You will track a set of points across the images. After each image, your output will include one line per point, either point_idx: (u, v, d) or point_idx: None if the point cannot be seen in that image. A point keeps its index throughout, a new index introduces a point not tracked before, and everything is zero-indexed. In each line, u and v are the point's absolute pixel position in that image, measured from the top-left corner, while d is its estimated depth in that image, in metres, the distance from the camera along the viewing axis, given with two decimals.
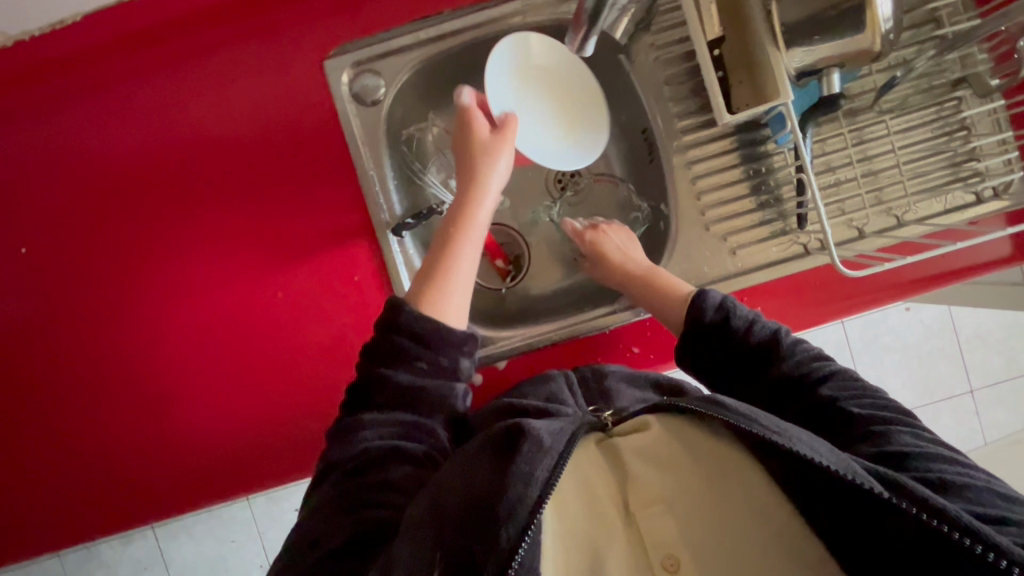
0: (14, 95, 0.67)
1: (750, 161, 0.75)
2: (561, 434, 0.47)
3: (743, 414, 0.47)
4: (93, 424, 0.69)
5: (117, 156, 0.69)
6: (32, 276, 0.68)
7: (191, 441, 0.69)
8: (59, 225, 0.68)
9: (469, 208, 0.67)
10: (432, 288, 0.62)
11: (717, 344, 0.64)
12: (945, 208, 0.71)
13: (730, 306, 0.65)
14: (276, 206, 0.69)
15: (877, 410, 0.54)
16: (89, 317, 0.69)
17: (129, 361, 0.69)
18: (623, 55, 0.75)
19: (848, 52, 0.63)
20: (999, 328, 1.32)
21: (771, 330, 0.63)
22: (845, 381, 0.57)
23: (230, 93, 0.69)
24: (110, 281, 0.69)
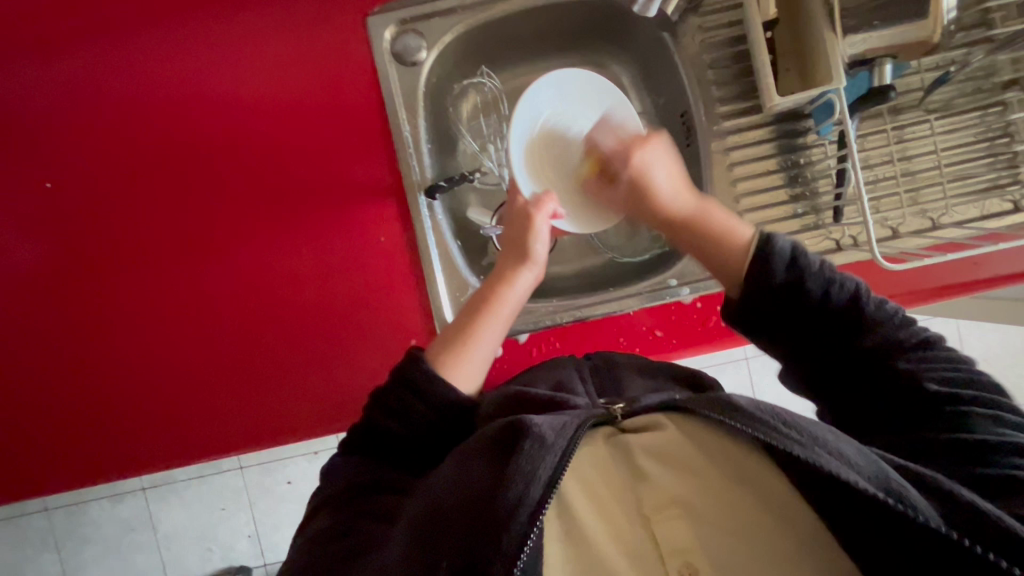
0: (88, 27, 0.74)
1: (789, 152, 0.75)
2: (564, 429, 0.49)
3: (766, 423, 0.45)
4: (138, 337, 0.76)
5: (181, 91, 0.75)
6: (89, 198, 0.75)
7: (222, 362, 0.76)
8: (125, 151, 0.75)
9: (504, 283, 0.69)
10: (453, 352, 0.65)
11: (787, 309, 0.55)
12: (982, 213, 0.71)
13: (807, 260, 0.54)
14: (319, 154, 0.75)
15: (961, 389, 0.51)
16: (143, 240, 0.76)
17: (171, 285, 0.76)
18: (668, 33, 0.76)
19: (904, 41, 0.59)
20: (1008, 355, 1.48)
21: (852, 285, 0.54)
22: (933, 348, 0.53)
23: (284, 44, 0.74)
24: (167, 209, 0.76)
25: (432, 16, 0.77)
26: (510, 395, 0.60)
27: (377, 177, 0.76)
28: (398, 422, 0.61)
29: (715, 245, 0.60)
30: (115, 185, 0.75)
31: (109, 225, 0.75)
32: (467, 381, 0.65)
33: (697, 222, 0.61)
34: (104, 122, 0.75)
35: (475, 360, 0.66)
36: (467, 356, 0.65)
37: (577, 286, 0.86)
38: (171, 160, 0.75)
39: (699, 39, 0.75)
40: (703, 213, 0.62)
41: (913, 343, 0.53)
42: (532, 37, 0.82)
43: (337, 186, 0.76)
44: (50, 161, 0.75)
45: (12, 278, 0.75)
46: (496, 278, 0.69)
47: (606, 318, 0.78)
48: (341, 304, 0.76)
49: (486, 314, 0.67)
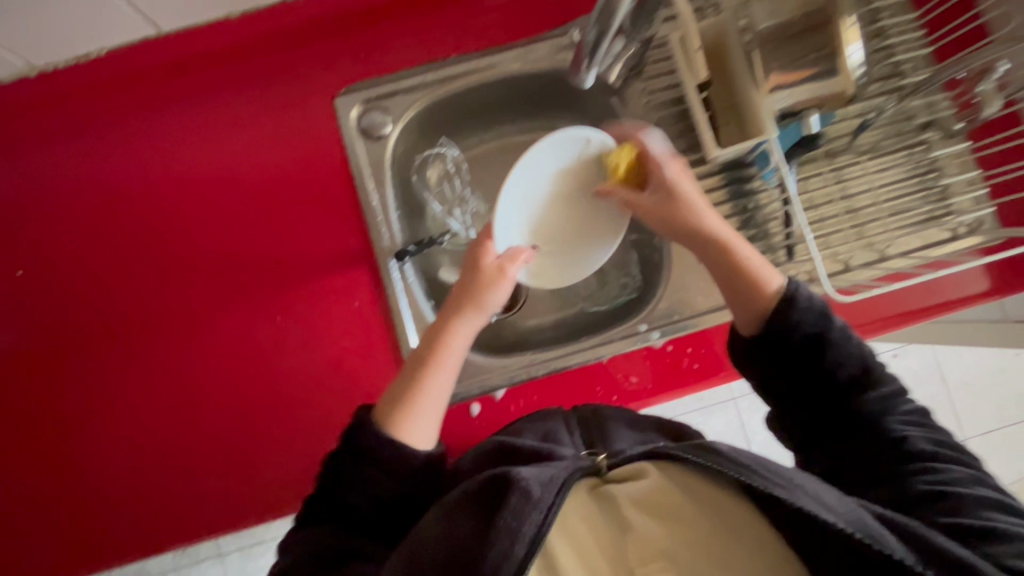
0: (61, 120, 0.77)
1: (739, 197, 0.79)
2: (551, 484, 0.48)
3: (740, 463, 0.47)
4: (112, 419, 0.74)
5: (154, 174, 0.78)
6: (59, 282, 0.76)
7: (192, 440, 0.74)
8: (100, 233, 0.77)
9: (449, 333, 0.65)
10: (400, 409, 0.61)
11: (800, 360, 0.57)
12: (924, 243, 0.76)
13: (826, 316, 0.57)
14: (290, 227, 0.78)
15: (943, 446, 0.54)
16: (113, 321, 0.76)
17: (139, 365, 0.75)
18: (615, 98, 0.82)
19: (823, 95, 0.64)
20: (984, 376, 1.72)
21: (862, 349, 0.57)
22: (922, 414, 0.56)
23: (255, 125, 0.79)
24: (137, 289, 0.76)
25: (395, 92, 0.80)
26: (498, 448, 0.62)
27: (349, 245, 0.78)
28: (365, 501, 0.59)
29: (752, 281, 0.60)
30: (91, 267, 0.76)
31: (81, 308, 0.76)
32: (420, 437, 0.61)
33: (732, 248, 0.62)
34: (80, 204, 0.77)
35: (427, 418, 0.62)
36: (416, 412, 0.61)
37: (554, 337, 0.87)
38: (143, 241, 0.77)
39: (644, 101, 0.81)
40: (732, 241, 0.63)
41: (906, 408, 0.56)
42: (494, 106, 0.87)
43: (313, 254, 0.78)
44: (22, 249, 0.76)
45: None
46: (438, 326, 0.65)
47: (583, 366, 0.78)
48: (320, 371, 0.76)
49: (434, 367, 0.63)
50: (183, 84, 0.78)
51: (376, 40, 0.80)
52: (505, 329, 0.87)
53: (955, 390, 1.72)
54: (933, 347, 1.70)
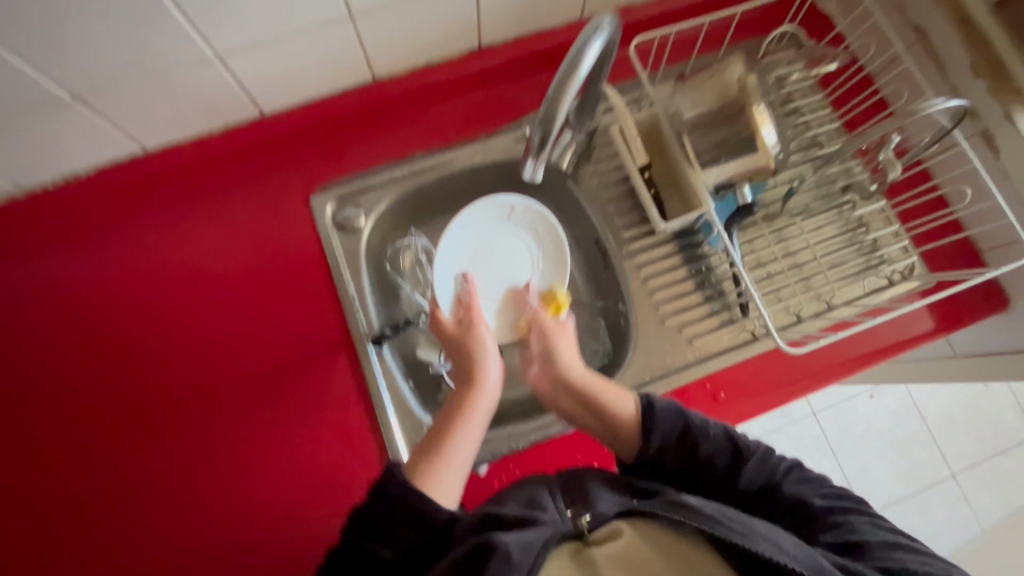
0: (48, 236, 0.81)
1: (693, 261, 0.85)
2: (530, 548, 0.50)
3: (710, 515, 0.49)
4: (92, 531, 0.73)
5: (137, 281, 0.81)
6: (44, 394, 0.78)
7: (171, 547, 0.73)
8: (85, 343, 0.79)
9: (471, 394, 0.69)
10: (433, 465, 0.62)
11: (682, 458, 0.64)
12: (865, 290, 0.82)
13: (682, 415, 0.66)
14: (272, 321, 0.81)
15: (835, 499, 0.59)
16: (96, 429, 0.77)
17: (121, 472, 0.75)
18: (571, 181, 0.89)
19: (750, 169, 0.71)
20: (957, 412, 1.78)
21: (728, 430, 0.65)
22: (809, 475, 0.62)
23: (235, 228, 0.84)
24: (121, 394, 0.78)
25: (366, 188, 0.86)
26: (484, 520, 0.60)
27: (328, 334, 0.81)
28: None
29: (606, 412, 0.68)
30: (74, 376, 0.78)
31: (65, 418, 0.77)
32: (451, 492, 0.61)
33: (585, 386, 0.70)
34: (65, 316, 0.80)
35: (457, 470, 0.63)
36: (448, 465, 0.62)
37: (535, 406, 0.89)
38: (127, 346, 0.79)
39: (596, 182, 0.88)
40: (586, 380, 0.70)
41: (788, 471, 0.62)
42: (461, 193, 0.92)
43: (295, 346, 0.81)
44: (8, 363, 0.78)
45: None
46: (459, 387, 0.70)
47: (564, 434, 0.80)
48: (302, 464, 0.76)
49: (461, 426, 0.66)
50: (164, 197, 0.83)
51: (346, 144, 0.87)
52: None
53: (935, 424, 1.76)
54: (907, 385, 1.76)
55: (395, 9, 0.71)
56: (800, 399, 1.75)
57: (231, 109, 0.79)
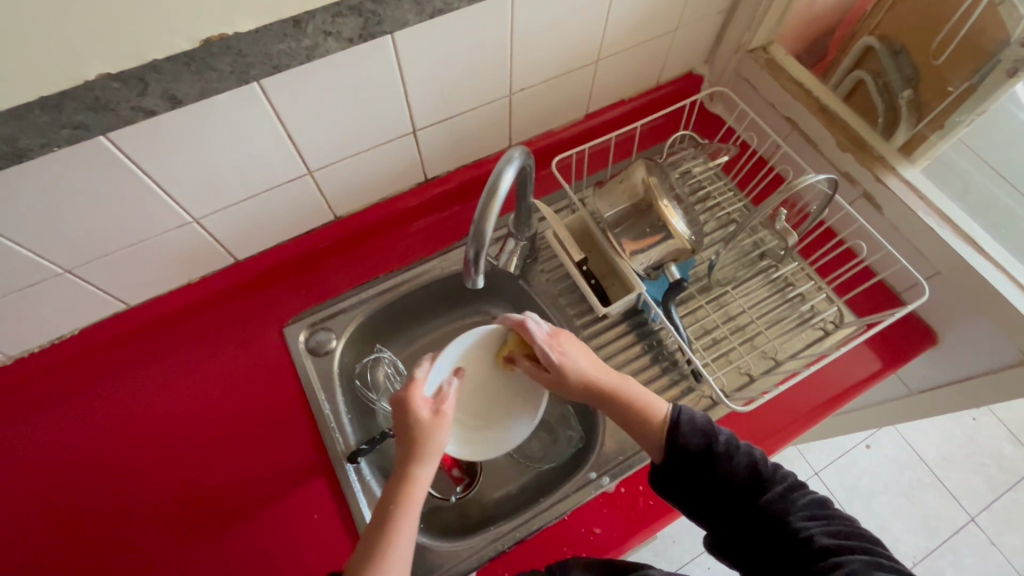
0: (29, 397, 0.84)
1: (644, 337, 0.92)
2: None
3: None
4: None
5: (117, 429, 0.84)
6: (13, 560, 0.75)
7: None
8: (59, 503, 0.79)
9: (409, 483, 0.65)
10: (374, 563, 0.59)
11: (699, 474, 0.64)
12: (805, 343, 0.89)
13: (709, 431, 0.66)
14: (251, 452, 0.83)
15: (851, 541, 0.57)
16: None
17: None
18: (522, 281, 0.98)
19: (670, 251, 0.81)
20: (956, 450, 1.77)
21: (752, 452, 0.64)
22: (826, 510, 0.60)
23: (213, 366, 0.89)
24: (96, 548, 0.77)
25: (336, 313, 0.93)
26: None
27: (308, 458, 0.83)
28: None
29: (642, 415, 0.70)
30: (46, 538, 0.77)
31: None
32: None
33: (622, 392, 0.72)
34: (39, 478, 0.80)
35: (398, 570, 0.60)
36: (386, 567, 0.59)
37: (519, 502, 0.89)
38: (104, 497, 0.80)
39: (545, 278, 0.97)
40: (621, 386, 0.72)
41: (806, 502, 0.60)
42: (426, 305, 1.01)
43: (274, 475, 0.82)
44: None
45: None
46: (395, 478, 0.66)
47: (547, 527, 0.79)
48: None
49: (399, 522, 0.62)
50: (145, 346, 0.89)
51: (315, 277, 0.96)
52: (470, 507, 0.89)
53: (937, 466, 1.74)
54: (899, 429, 1.76)
55: (350, 163, 0.84)
56: (798, 459, 1.73)
57: (209, 261, 0.88)
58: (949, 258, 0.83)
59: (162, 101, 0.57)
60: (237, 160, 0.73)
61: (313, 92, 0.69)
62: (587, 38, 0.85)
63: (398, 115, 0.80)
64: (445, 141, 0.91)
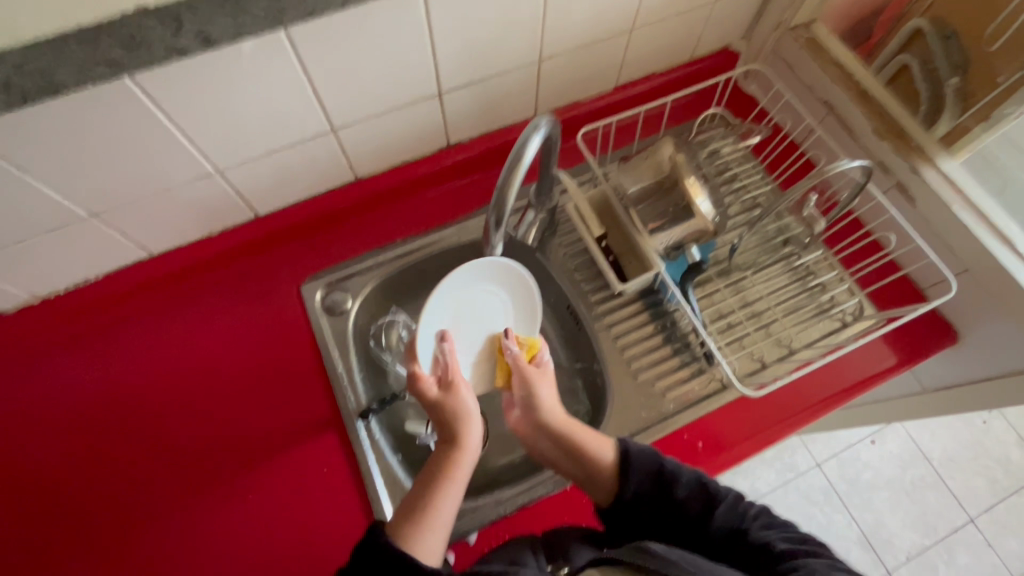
0: (58, 334, 0.88)
1: (658, 318, 0.92)
2: None
3: (667, 558, 0.52)
4: None
5: (140, 370, 0.87)
6: (42, 483, 0.80)
7: None
8: (84, 442, 0.83)
9: (459, 450, 0.69)
10: (417, 522, 0.61)
11: (652, 505, 0.66)
12: (821, 333, 0.88)
13: (656, 460, 0.68)
14: (266, 402, 0.86)
15: (800, 543, 0.57)
16: (90, 512, 0.79)
17: (111, 552, 0.76)
18: (539, 253, 0.97)
19: (692, 231, 0.79)
20: (963, 452, 1.76)
21: (698, 476, 0.66)
22: (778, 521, 0.62)
23: (232, 318, 0.90)
24: (117, 478, 0.81)
25: (352, 274, 0.94)
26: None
27: (320, 413, 0.85)
28: None
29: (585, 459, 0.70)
30: (72, 464, 0.81)
31: (61, 504, 0.79)
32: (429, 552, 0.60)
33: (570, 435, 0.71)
34: (65, 418, 0.84)
35: (441, 535, 0.62)
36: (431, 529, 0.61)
37: (523, 470, 0.91)
38: (126, 432, 0.83)
39: (562, 252, 0.97)
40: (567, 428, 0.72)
41: (756, 515, 0.62)
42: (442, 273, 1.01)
43: (287, 428, 0.84)
44: (10, 456, 0.81)
45: None
46: (445, 445, 0.70)
47: (550, 495, 0.81)
48: (291, 548, 0.77)
49: (445, 486, 0.66)
50: (168, 293, 0.91)
51: (333, 237, 0.96)
52: (474, 472, 0.91)
53: (942, 466, 1.74)
54: (905, 427, 1.76)
55: (373, 123, 0.83)
56: (801, 449, 1.74)
57: (230, 214, 0.89)
58: (979, 255, 0.80)
59: (195, 42, 0.57)
60: (262, 112, 0.73)
61: (342, 44, 0.68)
62: (623, 5, 0.82)
63: (425, 74, 0.78)
64: (470, 106, 0.89)
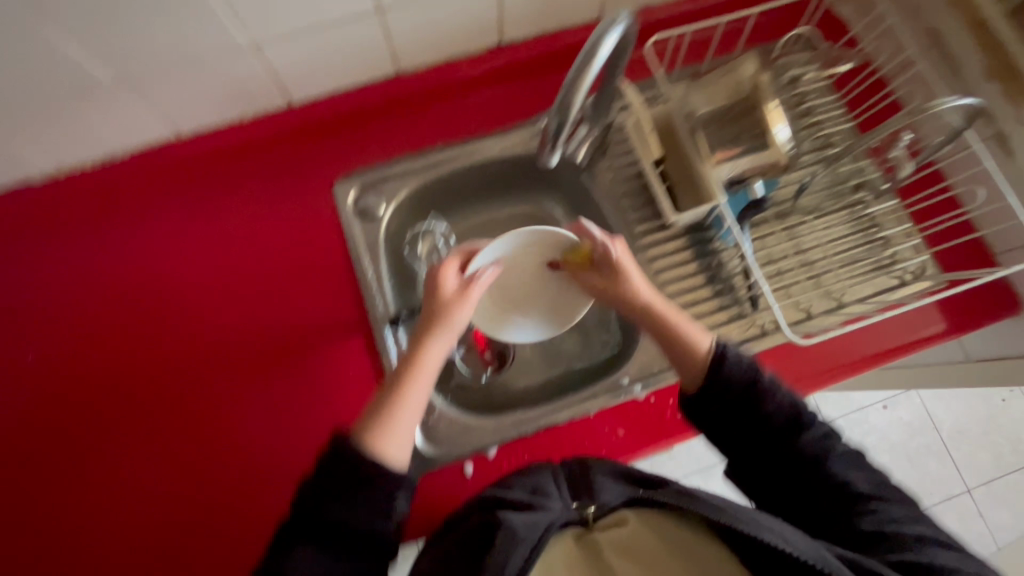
0: (89, 206, 0.86)
1: (703, 256, 0.87)
2: (536, 524, 0.50)
3: (715, 505, 0.48)
4: (112, 469, 0.78)
5: (169, 252, 0.86)
6: (78, 349, 0.83)
7: (186, 492, 0.77)
8: (116, 325, 0.84)
9: (424, 350, 0.63)
10: (382, 423, 0.57)
11: (737, 410, 0.61)
12: (876, 290, 0.83)
13: (755, 370, 0.62)
14: (293, 298, 0.85)
15: (881, 489, 0.58)
16: (123, 381, 0.82)
17: (144, 420, 0.80)
18: (585, 174, 0.91)
19: (763, 164, 0.72)
20: (976, 427, 1.75)
21: (794, 397, 0.62)
22: (858, 456, 0.61)
23: (261, 209, 0.87)
24: (149, 354, 0.83)
25: (386, 178, 0.88)
26: (485, 500, 0.58)
27: (347, 315, 0.84)
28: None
29: (677, 338, 0.66)
30: (105, 334, 0.83)
31: (96, 370, 0.82)
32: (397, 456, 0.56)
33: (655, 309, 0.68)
34: (96, 295, 0.84)
35: (407, 435, 0.58)
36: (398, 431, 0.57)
37: (543, 395, 0.90)
38: (157, 311, 0.84)
39: (610, 176, 0.90)
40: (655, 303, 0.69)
41: (841, 449, 0.60)
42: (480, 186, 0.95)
43: (314, 327, 0.84)
44: (47, 320, 0.83)
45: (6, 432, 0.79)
46: (412, 346, 0.64)
47: (571, 422, 0.81)
48: (309, 447, 0.79)
49: (409, 387, 0.61)
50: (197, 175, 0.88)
51: (368, 134, 0.90)
52: (495, 390, 0.90)
53: (951, 438, 1.74)
54: (921, 396, 1.74)
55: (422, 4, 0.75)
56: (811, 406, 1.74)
57: (263, 96, 0.83)
58: None
59: None
60: None
61: None
62: None
63: None
64: None
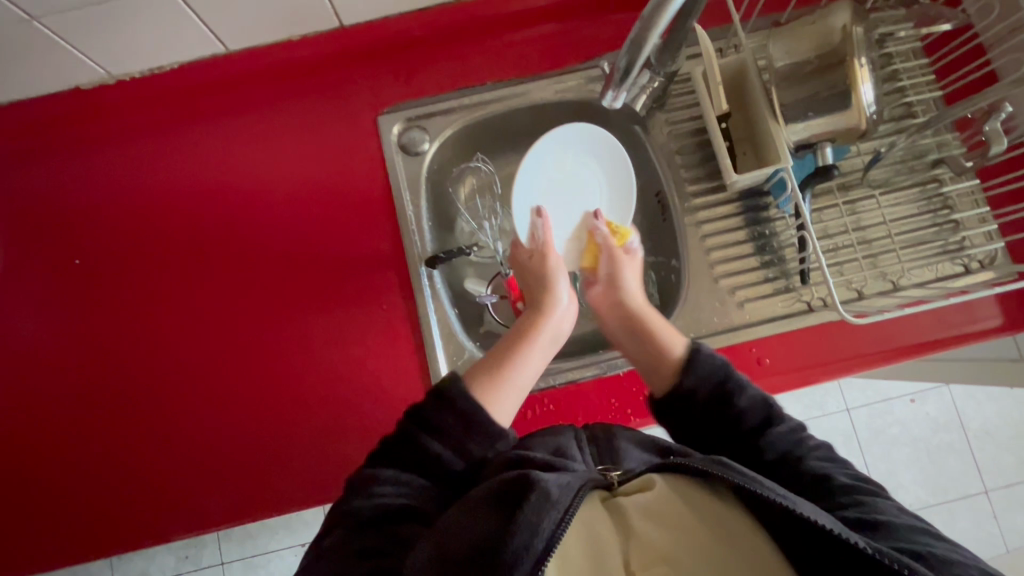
0: (137, 117, 0.86)
1: (754, 224, 0.82)
2: (569, 487, 0.47)
3: (749, 474, 0.45)
4: (148, 376, 0.80)
5: (212, 170, 0.85)
6: (120, 258, 0.84)
7: (217, 405, 0.79)
8: (118, 262, 0.84)
9: (539, 317, 0.71)
10: (491, 375, 0.63)
11: (701, 415, 0.61)
12: (937, 275, 0.78)
13: (723, 371, 0.61)
14: (329, 227, 0.83)
15: (862, 481, 0.53)
16: (161, 294, 0.83)
17: (179, 333, 0.81)
18: (638, 126, 0.88)
19: (838, 127, 0.68)
20: (1004, 429, 1.70)
21: (763, 396, 0.60)
22: (831, 454, 0.56)
23: (303, 135, 0.86)
24: (187, 269, 0.83)
25: (434, 114, 0.86)
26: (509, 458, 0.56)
27: (383, 249, 0.83)
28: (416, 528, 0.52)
29: (654, 344, 0.67)
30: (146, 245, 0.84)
31: (136, 280, 0.83)
32: (499, 410, 0.61)
33: (644, 315, 0.70)
34: (138, 206, 0.85)
35: (512, 393, 0.63)
36: (506, 387, 0.62)
37: (570, 351, 0.90)
38: (196, 227, 0.84)
39: (666, 131, 0.86)
40: (645, 310, 0.71)
41: (815, 447, 0.56)
42: (526, 131, 0.92)
43: (348, 259, 0.83)
44: (92, 228, 0.84)
45: (51, 333, 0.82)
46: (531, 313, 0.72)
47: (596, 379, 0.80)
48: (323, 385, 0.79)
49: (521, 347, 0.67)
50: (243, 95, 0.86)
51: (417, 65, 0.87)
52: None
53: (976, 438, 1.69)
54: (952, 393, 1.69)
55: None
56: (835, 392, 1.71)
57: (313, 15, 0.80)
58: None
59: None
60: None
61: None
62: None
63: None
64: None
